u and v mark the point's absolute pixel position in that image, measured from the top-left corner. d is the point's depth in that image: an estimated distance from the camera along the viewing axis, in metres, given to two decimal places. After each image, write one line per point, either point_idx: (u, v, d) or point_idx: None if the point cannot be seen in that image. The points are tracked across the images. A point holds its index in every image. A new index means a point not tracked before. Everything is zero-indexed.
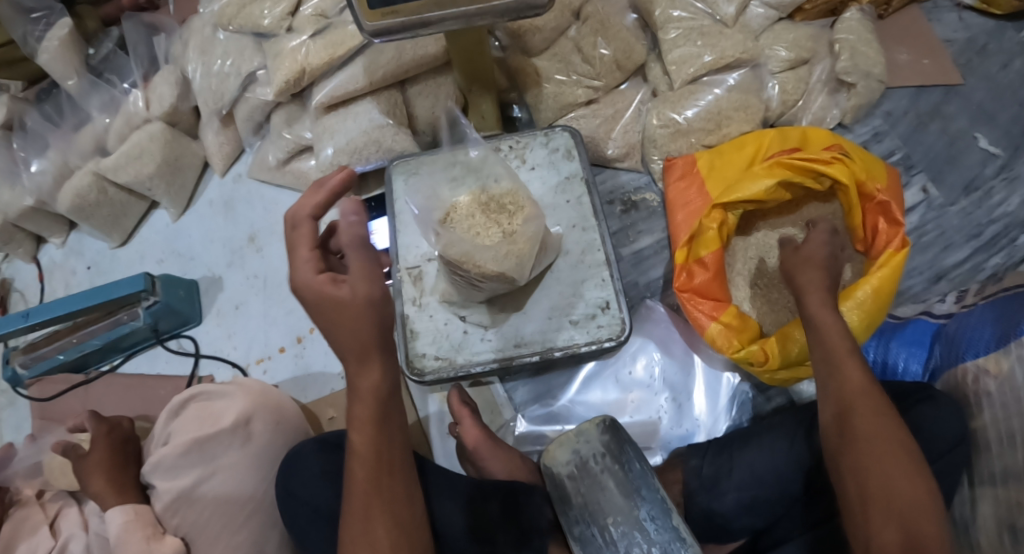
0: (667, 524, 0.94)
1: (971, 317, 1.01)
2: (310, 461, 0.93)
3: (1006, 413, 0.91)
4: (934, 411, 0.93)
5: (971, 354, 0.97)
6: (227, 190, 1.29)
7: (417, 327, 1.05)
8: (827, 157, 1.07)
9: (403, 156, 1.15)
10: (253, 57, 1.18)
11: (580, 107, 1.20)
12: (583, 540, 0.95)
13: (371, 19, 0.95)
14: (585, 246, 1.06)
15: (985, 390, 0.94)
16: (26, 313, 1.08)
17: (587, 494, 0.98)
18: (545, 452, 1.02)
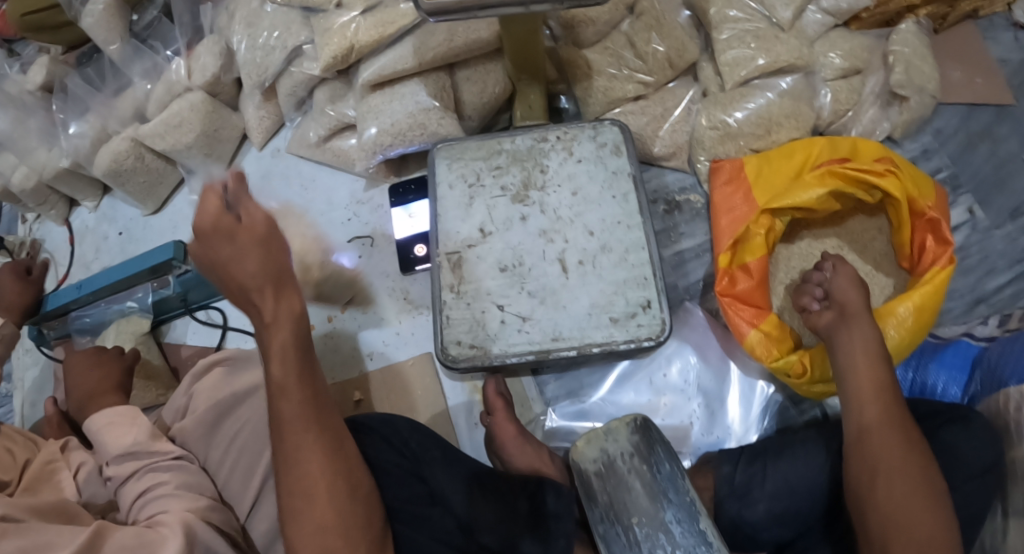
0: (693, 529, 0.91)
1: (1013, 344, 1.00)
2: None
3: None
4: (968, 437, 0.95)
5: (1015, 380, 0.97)
6: (266, 164, 1.28)
7: (454, 314, 1.03)
8: (881, 168, 1.04)
9: (449, 140, 1.14)
10: (300, 32, 1.16)
11: (628, 103, 1.17)
12: (607, 539, 0.92)
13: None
14: (629, 244, 1.04)
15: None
16: (76, 286, 1.13)
17: (612, 494, 0.95)
18: (575, 448, 1.00)
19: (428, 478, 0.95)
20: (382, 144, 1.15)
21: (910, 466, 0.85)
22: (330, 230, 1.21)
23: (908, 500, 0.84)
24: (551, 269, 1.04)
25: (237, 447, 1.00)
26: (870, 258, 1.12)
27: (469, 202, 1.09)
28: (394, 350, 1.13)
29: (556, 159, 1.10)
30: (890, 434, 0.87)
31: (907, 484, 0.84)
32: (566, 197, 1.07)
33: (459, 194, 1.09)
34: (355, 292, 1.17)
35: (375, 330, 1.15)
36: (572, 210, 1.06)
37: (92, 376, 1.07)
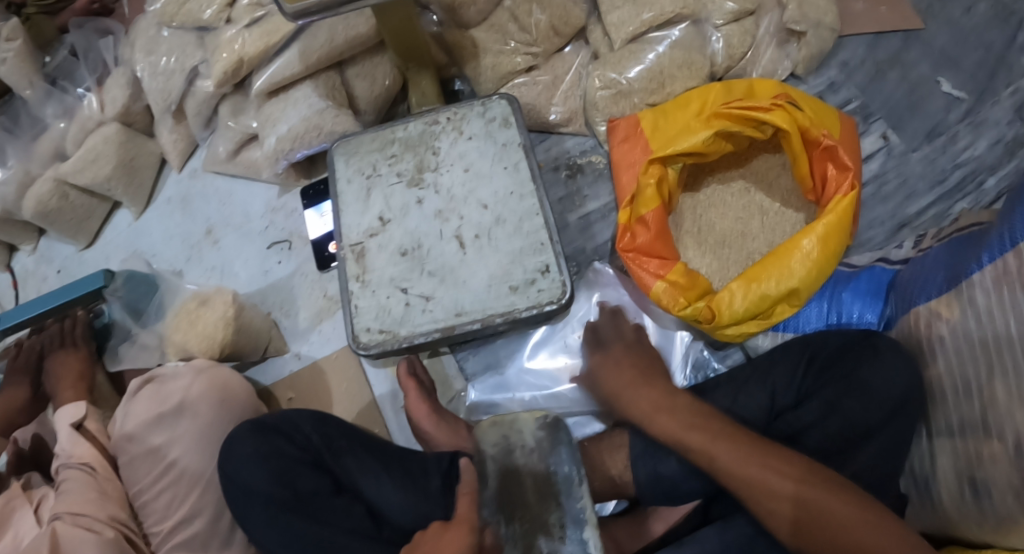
0: (577, 534, 0.90)
1: (924, 261, 0.93)
2: (243, 443, 0.95)
3: (960, 360, 0.83)
4: (880, 366, 0.87)
5: (924, 297, 0.89)
6: (185, 185, 1.31)
7: (360, 304, 1.04)
8: (767, 104, 1.01)
9: (345, 137, 1.14)
10: (195, 52, 1.20)
11: (520, 76, 1.18)
12: (502, 530, 0.91)
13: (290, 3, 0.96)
14: (522, 214, 1.05)
15: (938, 335, 0.86)
16: None
17: (503, 482, 0.94)
18: (477, 428, 0.99)
19: (335, 469, 0.96)
20: (283, 150, 1.17)
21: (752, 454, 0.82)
22: (249, 241, 1.23)
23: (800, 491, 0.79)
24: (448, 247, 1.05)
25: (165, 463, 1.00)
26: (778, 195, 1.09)
27: (368, 194, 1.10)
28: (319, 348, 1.15)
29: (448, 141, 1.11)
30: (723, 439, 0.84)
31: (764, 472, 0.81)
32: (459, 176, 1.09)
33: (358, 187, 1.10)
34: (278, 296, 1.19)
35: (302, 331, 1.17)
36: (466, 188, 1.08)
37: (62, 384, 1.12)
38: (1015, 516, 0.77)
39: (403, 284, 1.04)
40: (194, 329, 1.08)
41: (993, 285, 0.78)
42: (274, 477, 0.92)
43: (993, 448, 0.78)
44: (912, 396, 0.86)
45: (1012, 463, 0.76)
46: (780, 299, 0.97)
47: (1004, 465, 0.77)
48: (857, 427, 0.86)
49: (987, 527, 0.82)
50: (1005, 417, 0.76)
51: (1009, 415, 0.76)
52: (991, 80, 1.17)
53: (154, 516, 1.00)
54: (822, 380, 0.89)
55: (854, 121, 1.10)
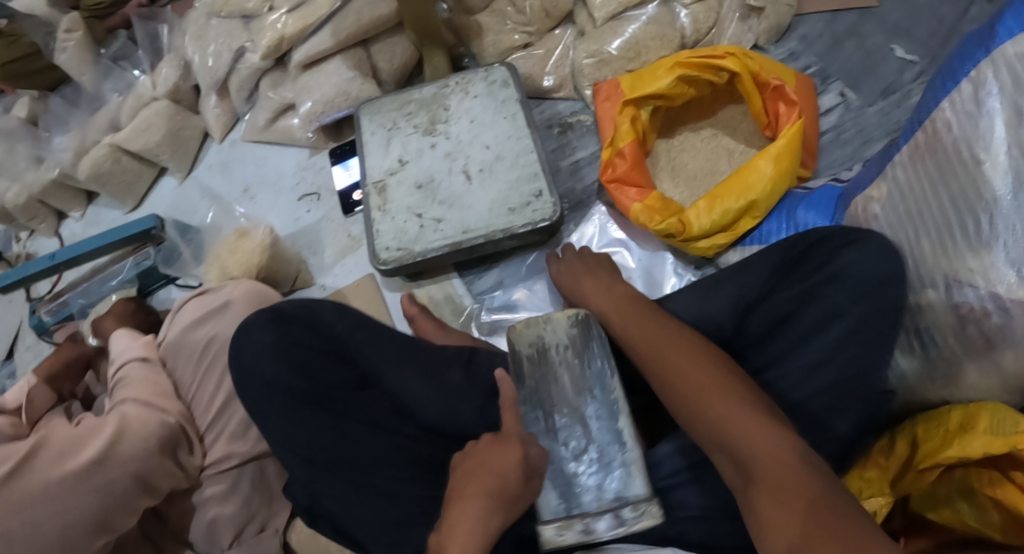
0: (609, 426, 0.98)
1: (865, 168, 1.09)
2: (263, 334, 1.06)
3: (893, 234, 0.97)
4: (859, 253, 0.92)
5: (860, 191, 1.05)
6: (225, 153, 1.49)
7: (380, 227, 1.21)
8: (722, 52, 1.20)
9: (370, 100, 1.34)
10: (241, 35, 1.40)
11: (518, 51, 1.39)
12: (525, 417, 0.99)
13: None
14: (519, 151, 1.23)
15: (873, 214, 1.01)
16: (51, 256, 1.28)
17: (539, 380, 1.01)
18: (513, 329, 1.06)
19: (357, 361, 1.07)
20: (316, 112, 1.36)
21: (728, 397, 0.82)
22: (281, 195, 1.41)
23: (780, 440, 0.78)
24: (457, 179, 1.22)
25: (211, 358, 1.13)
26: (741, 138, 1.27)
27: (388, 142, 1.28)
28: (341, 279, 1.30)
29: (456, 99, 1.30)
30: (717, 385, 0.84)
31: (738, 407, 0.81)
32: (465, 125, 1.27)
33: (380, 136, 1.29)
34: (307, 238, 1.35)
35: (327, 266, 1.32)
36: (472, 134, 1.26)
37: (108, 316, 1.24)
38: (957, 354, 0.92)
39: (417, 212, 1.21)
40: (236, 255, 1.25)
41: (910, 161, 0.95)
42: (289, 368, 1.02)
43: (928, 298, 0.93)
44: (896, 276, 0.90)
45: (945, 305, 0.90)
46: (740, 211, 1.14)
47: (939, 308, 0.91)
48: (833, 313, 0.92)
49: (937, 379, 0.97)
50: (933, 266, 0.91)
51: (936, 262, 0.91)
52: (941, 47, 1.31)
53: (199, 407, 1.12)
54: (796, 270, 0.96)
55: (811, 81, 1.28)
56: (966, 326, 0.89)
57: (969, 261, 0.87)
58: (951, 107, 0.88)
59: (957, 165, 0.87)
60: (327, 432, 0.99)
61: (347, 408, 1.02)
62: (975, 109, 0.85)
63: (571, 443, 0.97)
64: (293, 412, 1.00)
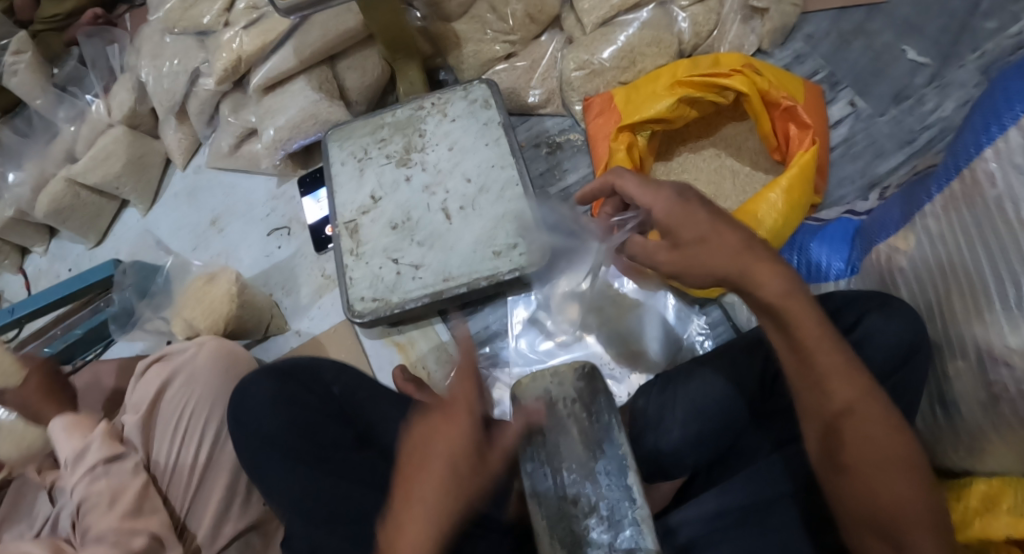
0: (621, 483, 0.82)
1: (886, 205, 0.98)
2: (260, 385, 0.98)
3: (921, 288, 0.88)
4: (888, 317, 0.84)
5: (882, 236, 0.94)
6: (191, 180, 1.37)
7: (354, 273, 1.11)
8: (727, 70, 1.09)
9: (338, 125, 1.22)
10: (197, 54, 1.28)
11: (500, 63, 1.26)
12: (533, 478, 0.83)
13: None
14: (502, 185, 1.12)
15: (897, 266, 0.90)
16: (9, 307, 1.14)
17: (546, 438, 0.85)
18: (516, 383, 0.91)
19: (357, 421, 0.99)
20: (281, 140, 1.24)
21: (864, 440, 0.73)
22: (252, 227, 1.29)
23: (902, 462, 0.72)
24: (436, 217, 1.11)
25: (184, 432, 1.04)
26: (746, 158, 1.15)
27: (359, 174, 1.17)
28: (318, 323, 1.21)
29: (432, 123, 1.18)
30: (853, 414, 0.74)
31: (855, 427, 0.73)
32: (444, 153, 1.15)
33: (351, 168, 1.18)
34: (279, 278, 1.24)
35: (302, 307, 1.22)
36: (451, 163, 1.14)
37: (39, 403, 1.09)
38: (985, 430, 0.83)
39: (393, 256, 1.11)
40: (203, 304, 1.15)
41: (942, 210, 0.84)
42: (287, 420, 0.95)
43: (958, 365, 0.84)
44: (921, 343, 0.83)
45: (976, 375, 0.82)
46: None
47: (968, 378, 0.83)
48: None
49: (959, 447, 0.88)
50: (964, 331, 0.82)
51: (968, 329, 0.82)
52: (954, 45, 1.20)
53: (173, 489, 1.02)
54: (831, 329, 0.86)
55: (819, 88, 1.18)
56: (998, 403, 0.81)
57: (1009, 337, 0.77)
58: (996, 156, 0.77)
59: (998, 223, 0.77)
60: (321, 491, 0.90)
61: (343, 469, 0.94)
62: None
63: (582, 505, 0.82)
64: (288, 467, 0.92)
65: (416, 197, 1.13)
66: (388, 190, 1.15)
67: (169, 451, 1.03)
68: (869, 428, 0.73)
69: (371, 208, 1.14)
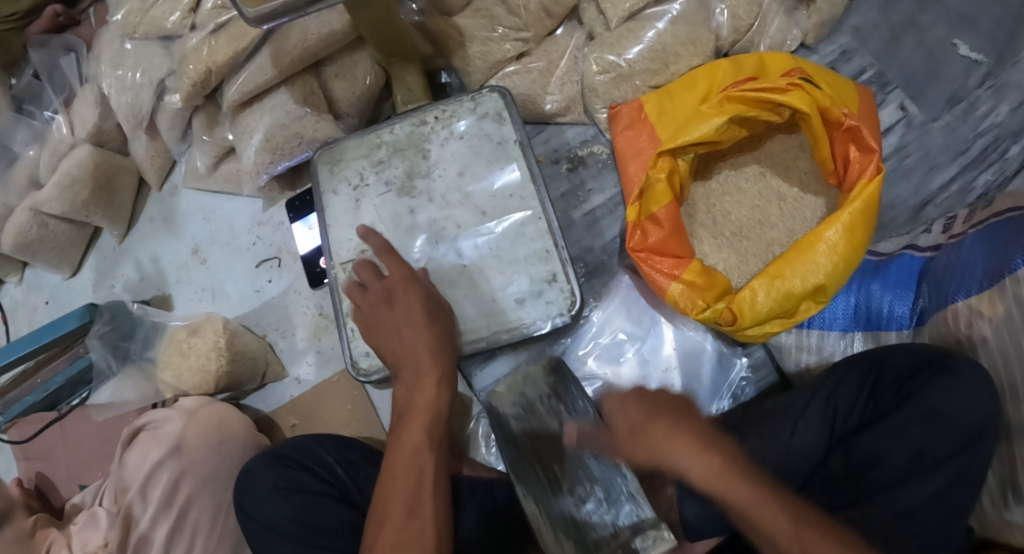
0: (608, 461, 0.87)
1: (961, 249, 0.92)
2: (262, 476, 0.87)
3: (1006, 359, 0.84)
4: (959, 391, 0.81)
5: (962, 294, 0.89)
6: (167, 204, 1.24)
7: (356, 325, 0.99)
8: (783, 84, 0.98)
9: (327, 144, 1.06)
10: (163, 64, 1.12)
11: (511, 64, 1.10)
12: (523, 479, 0.89)
13: (253, 6, 0.88)
14: (521, 221, 0.97)
15: (979, 335, 0.87)
16: None
17: (533, 436, 0.92)
18: (493, 393, 0.96)
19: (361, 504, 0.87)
20: (264, 163, 1.09)
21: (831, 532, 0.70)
22: (238, 257, 1.17)
23: None
24: (447, 260, 0.97)
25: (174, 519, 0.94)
26: (795, 179, 1.05)
27: (357, 206, 1.02)
28: (319, 370, 1.10)
29: (438, 144, 1.02)
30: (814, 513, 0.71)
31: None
32: (452, 180, 1.00)
33: (347, 199, 1.03)
34: (272, 317, 1.12)
35: (299, 352, 1.11)
36: (458, 194, 0.99)
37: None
38: None
39: None
40: (187, 361, 1.04)
41: None
42: (297, 514, 0.84)
43: None
44: (990, 424, 0.81)
45: None
46: (806, 295, 0.93)
47: None
48: (924, 458, 0.80)
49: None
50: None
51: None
52: (1010, 40, 1.16)
53: None
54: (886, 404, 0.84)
55: (871, 91, 1.09)
56: None
57: None
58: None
59: None
60: None
61: None
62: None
63: (577, 491, 0.87)
64: None
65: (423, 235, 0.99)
66: (390, 227, 1.00)
67: (170, 528, 0.94)
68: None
69: (371, 246, 1.01)
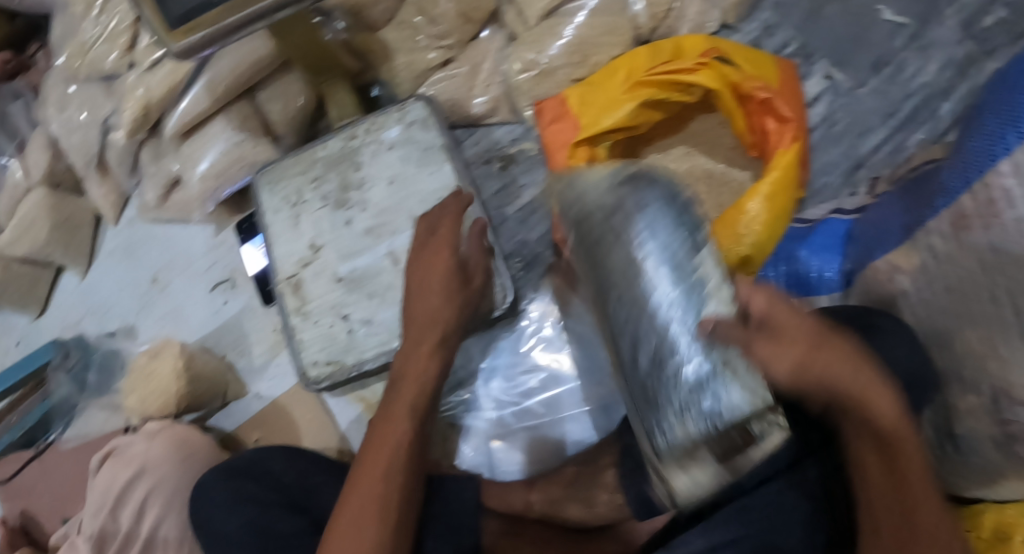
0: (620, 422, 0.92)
1: (879, 209, 0.93)
2: (217, 486, 0.91)
3: (926, 311, 0.83)
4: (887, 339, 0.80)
5: (880, 252, 0.89)
6: (125, 236, 1.25)
7: (304, 336, 1.02)
8: (693, 64, 1.01)
9: (267, 165, 1.10)
10: (104, 103, 1.16)
11: (436, 71, 1.14)
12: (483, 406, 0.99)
13: (177, 41, 0.93)
14: (451, 220, 1.00)
15: (902, 288, 0.85)
16: None
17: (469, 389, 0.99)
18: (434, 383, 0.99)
19: (312, 507, 0.90)
20: (208, 189, 1.13)
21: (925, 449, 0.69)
22: (197, 282, 1.18)
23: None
24: (383, 265, 1.01)
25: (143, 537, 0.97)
26: (720, 157, 1.08)
27: (297, 222, 1.06)
28: (277, 384, 1.12)
29: (369, 154, 1.06)
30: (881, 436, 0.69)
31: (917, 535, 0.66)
32: (383, 190, 1.04)
33: (287, 216, 1.06)
34: (228, 338, 1.15)
35: (258, 369, 1.13)
36: (392, 200, 1.03)
37: None
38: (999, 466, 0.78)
39: (341, 312, 1.01)
40: (149, 386, 1.07)
41: (951, 231, 0.75)
42: (250, 519, 0.88)
43: (971, 403, 0.78)
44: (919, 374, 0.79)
45: (990, 414, 0.76)
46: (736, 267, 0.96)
47: (982, 416, 0.77)
48: None
49: (972, 477, 0.83)
50: (980, 370, 0.75)
51: (982, 365, 0.75)
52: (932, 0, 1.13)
53: None
54: None
55: (791, 62, 1.10)
56: (1011, 443, 0.75)
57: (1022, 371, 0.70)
58: (1014, 173, 0.67)
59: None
60: None
61: None
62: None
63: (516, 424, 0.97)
64: None
65: (360, 244, 1.02)
66: (328, 240, 1.04)
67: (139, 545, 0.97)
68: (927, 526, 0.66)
69: (311, 260, 1.04)
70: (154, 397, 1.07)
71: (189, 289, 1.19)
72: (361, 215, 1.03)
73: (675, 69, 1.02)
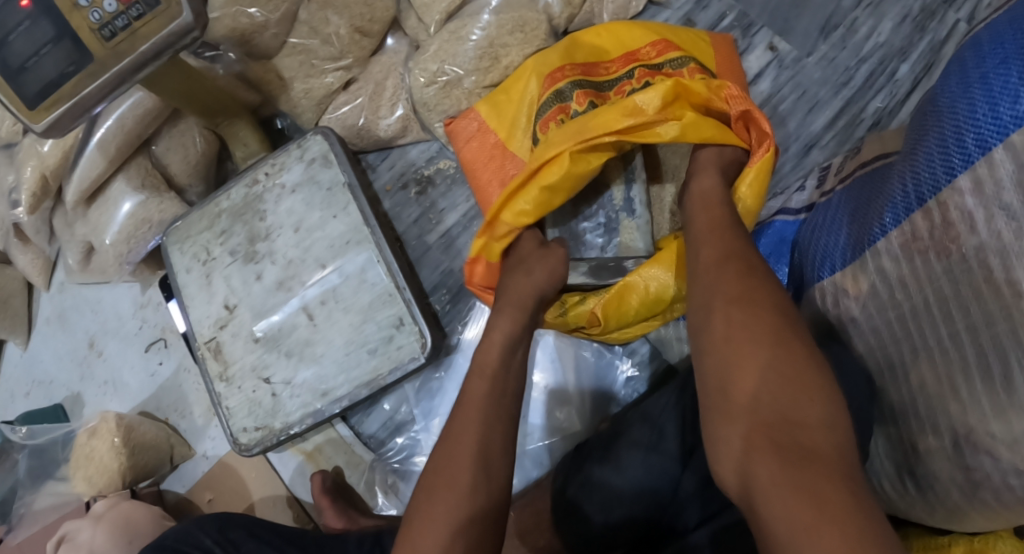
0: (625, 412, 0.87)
1: (828, 211, 0.80)
2: None
3: (879, 340, 0.71)
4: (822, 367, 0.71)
5: (828, 269, 0.75)
6: (57, 302, 1.19)
7: (230, 402, 0.97)
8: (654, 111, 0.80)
9: (174, 223, 1.02)
10: (7, 174, 1.05)
11: (339, 94, 1.05)
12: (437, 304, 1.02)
13: (37, 124, 0.80)
14: (363, 265, 0.95)
15: (850, 314, 0.73)
16: None
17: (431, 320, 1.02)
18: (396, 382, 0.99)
19: None
20: (122, 254, 1.05)
21: (753, 302, 0.64)
22: (132, 344, 1.15)
23: (817, 400, 0.59)
24: (298, 321, 0.96)
25: None
26: None
27: (210, 281, 0.99)
28: (221, 443, 1.09)
29: (273, 200, 0.99)
30: (739, 295, 0.64)
31: (789, 370, 0.60)
32: (290, 237, 0.97)
33: (199, 274, 0.99)
34: (169, 400, 1.12)
35: (200, 429, 1.10)
36: (302, 250, 0.97)
37: None
38: (962, 507, 0.67)
39: (263, 375, 0.96)
40: (94, 463, 1.03)
41: (902, 252, 0.65)
42: None
43: (929, 442, 0.67)
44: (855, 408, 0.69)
45: (951, 459, 0.65)
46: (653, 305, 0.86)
47: (940, 459, 0.66)
48: None
49: (935, 514, 0.71)
50: (937, 408, 0.65)
51: (941, 406, 0.64)
52: None
53: None
54: None
55: (729, 36, 0.96)
56: (975, 488, 0.64)
57: (992, 423, 0.60)
58: (975, 191, 0.58)
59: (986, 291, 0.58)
60: None
61: None
62: (1018, 207, 0.55)
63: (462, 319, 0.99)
64: None
65: (273, 300, 0.97)
66: (241, 297, 0.98)
67: None
68: (795, 369, 0.60)
69: (224, 319, 0.98)
70: (99, 476, 1.03)
71: (128, 353, 1.15)
72: (273, 269, 0.97)
73: (634, 101, 0.80)
